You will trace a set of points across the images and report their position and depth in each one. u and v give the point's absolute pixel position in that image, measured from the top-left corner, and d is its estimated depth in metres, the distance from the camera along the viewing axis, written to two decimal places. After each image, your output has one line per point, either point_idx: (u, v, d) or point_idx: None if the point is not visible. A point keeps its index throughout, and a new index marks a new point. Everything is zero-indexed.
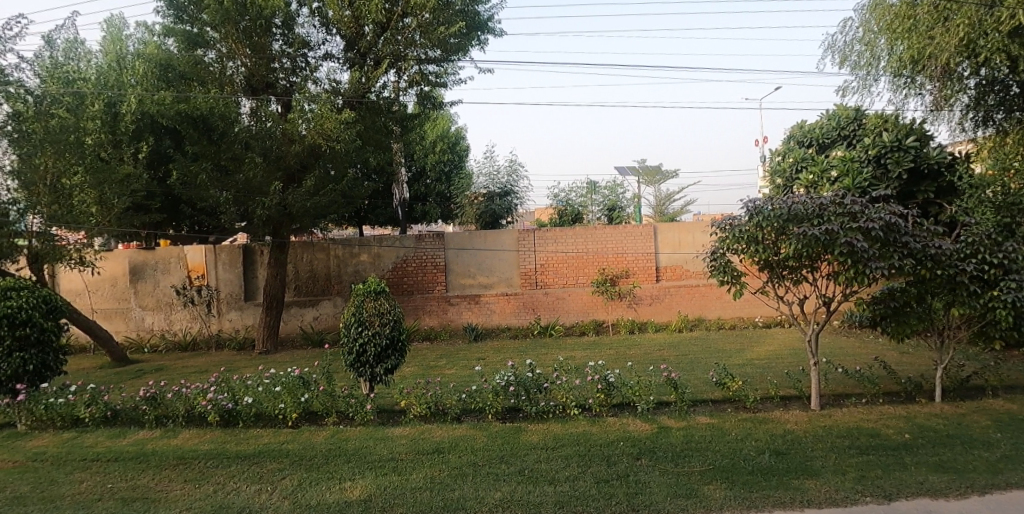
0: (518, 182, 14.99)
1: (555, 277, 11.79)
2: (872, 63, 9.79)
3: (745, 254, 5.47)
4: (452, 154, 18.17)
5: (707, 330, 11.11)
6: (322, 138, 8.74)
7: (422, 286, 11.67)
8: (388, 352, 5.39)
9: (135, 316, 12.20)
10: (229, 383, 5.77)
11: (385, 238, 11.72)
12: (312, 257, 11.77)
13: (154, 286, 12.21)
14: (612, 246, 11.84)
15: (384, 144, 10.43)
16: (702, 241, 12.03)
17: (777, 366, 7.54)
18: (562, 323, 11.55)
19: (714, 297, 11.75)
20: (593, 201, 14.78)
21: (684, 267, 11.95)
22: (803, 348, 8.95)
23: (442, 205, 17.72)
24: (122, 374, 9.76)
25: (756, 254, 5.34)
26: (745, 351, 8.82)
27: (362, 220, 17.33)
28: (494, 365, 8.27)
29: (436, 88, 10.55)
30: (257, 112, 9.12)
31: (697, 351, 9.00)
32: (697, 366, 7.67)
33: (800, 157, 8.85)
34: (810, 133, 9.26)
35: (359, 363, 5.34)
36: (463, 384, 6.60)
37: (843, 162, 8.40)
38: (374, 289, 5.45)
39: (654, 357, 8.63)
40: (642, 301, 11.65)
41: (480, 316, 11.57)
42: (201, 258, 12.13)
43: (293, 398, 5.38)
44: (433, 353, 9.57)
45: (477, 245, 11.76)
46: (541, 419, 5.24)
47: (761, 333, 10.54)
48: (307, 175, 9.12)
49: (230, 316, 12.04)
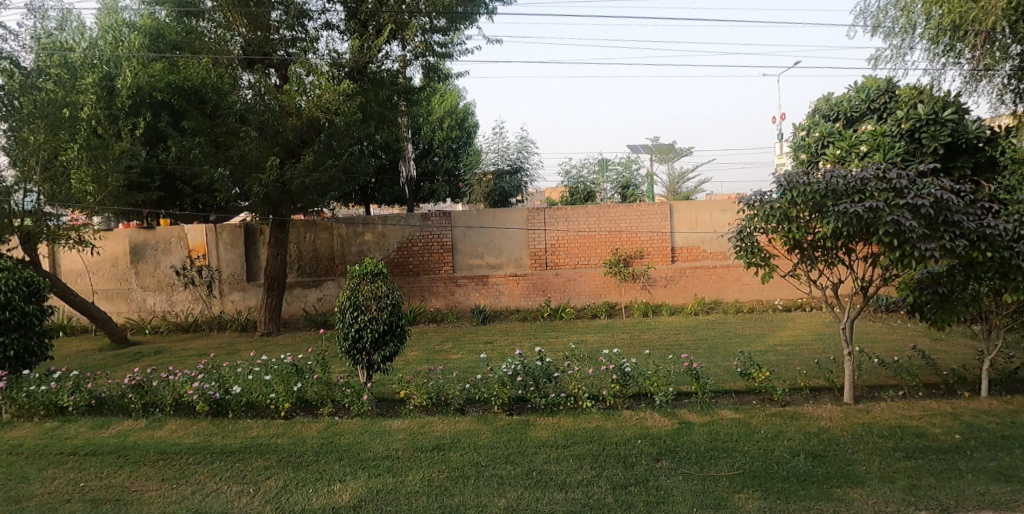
0: (528, 159, 14.51)
1: (567, 258, 11.35)
2: (907, 30, 9.17)
3: (776, 233, 5.01)
4: (462, 130, 17.69)
5: (725, 313, 10.66)
6: (321, 110, 8.31)
7: (429, 267, 11.28)
8: (388, 338, 4.99)
9: (136, 296, 11.91)
10: (218, 370, 5.41)
11: (390, 217, 11.31)
12: (315, 236, 11.40)
13: (154, 266, 11.90)
14: (626, 225, 11.38)
15: (388, 118, 10.02)
16: (719, 220, 11.53)
17: (803, 353, 7.11)
18: (573, 305, 11.14)
19: (732, 278, 11.29)
20: (606, 178, 14.26)
21: (700, 247, 11.48)
22: (828, 334, 8.49)
23: (450, 183, 17.27)
24: (120, 356, 9.46)
25: (788, 233, 4.89)
26: (766, 336, 8.38)
27: (368, 199, 16.95)
28: (502, 351, 7.88)
29: (442, 59, 10.07)
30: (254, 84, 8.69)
31: (716, 336, 8.56)
32: (717, 354, 7.24)
33: (827, 132, 8.03)
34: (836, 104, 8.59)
35: (356, 350, 4.95)
36: (468, 371, 6.23)
37: (873, 136, 7.85)
38: (372, 271, 5.03)
39: (670, 342, 8.20)
40: (656, 283, 11.20)
41: (489, 298, 11.18)
42: (202, 237, 11.80)
43: (286, 387, 5.02)
44: (438, 336, 9.22)
45: (485, 224, 11.34)
46: (551, 412, 4.83)
47: (781, 317, 10.08)
48: (307, 150, 8.69)
49: (232, 297, 11.73)
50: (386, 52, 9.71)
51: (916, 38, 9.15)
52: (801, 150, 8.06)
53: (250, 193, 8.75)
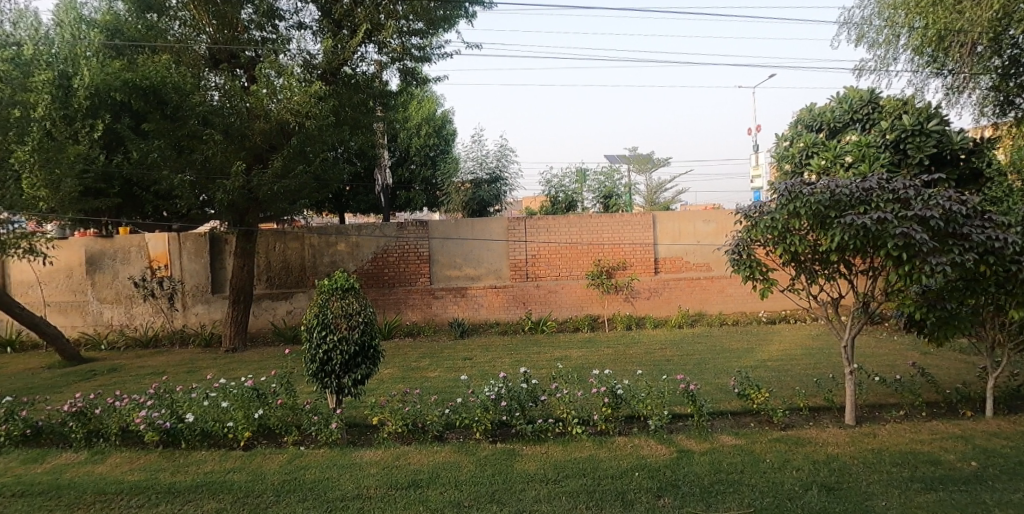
0: (507, 168, 14.16)
1: (548, 269, 11.00)
2: (892, 40, 8.96)
3: (775, 245, 4.72)
4: (440, 138, 17.30)
5: (709, 326, 10.41)
6: (291, 113, 7.87)
7: (404, 278, 10.84)
8: (358, 359, 4.56)
9: (93, 309, 11.29)
10: (170, 396, 4.96)
11: (364, 226, 10.86)
12: (285, 246, 10.89)
13: (113, 278, 11.28)
14: (608, 235, 11.08)
15: (363, 123, 9.63)
16: (703, 231, 11.29)
17: (795, 370, 6.85)
18: (554, 318, 10.80)
19: (716, 290, 11.05)
20: (587, 187, 13.97)
21: (684, 258, 11.23)
22: (817, 348, 8.26)
23: (427, 191, 16.86)
24: (71, 375, 8.85)
25: (789, 246, 4.59)
26: (754, 351, 8.12)
27: (342, 208, 16.48)
28: (482, 368, 7.48)
29: (420, 63, 9.69)
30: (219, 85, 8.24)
31: (703, 351, 8.28)
32: (706, 372, 6.95)
33: (811, 142, 7.69)
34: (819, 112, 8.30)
35: (323, 373, 4.53)
36: (447, 392, 5.83)
37: (857, 147, 7.28)
38: (340, 285, 4.59)
39: (656, 358, 7.90)
40: (639, 295, 10.92)
41: (467, 310, 10.78)
42: (164, 247, 11.22)
43: (245, 414, 4.60)
44: (415, 351, 8.79)
45: (463, 234, 10.95)
46: (538, 440, 4.44)
47: (767, 330, 9.85)
48: (275, 154, 8.23)
49: (196, 310, 11.18)
50: (362, 55, 9.36)
51: (901, 48, 8.95)
52: (788, 161, 7.85)
53: (213, 201, 8.25)
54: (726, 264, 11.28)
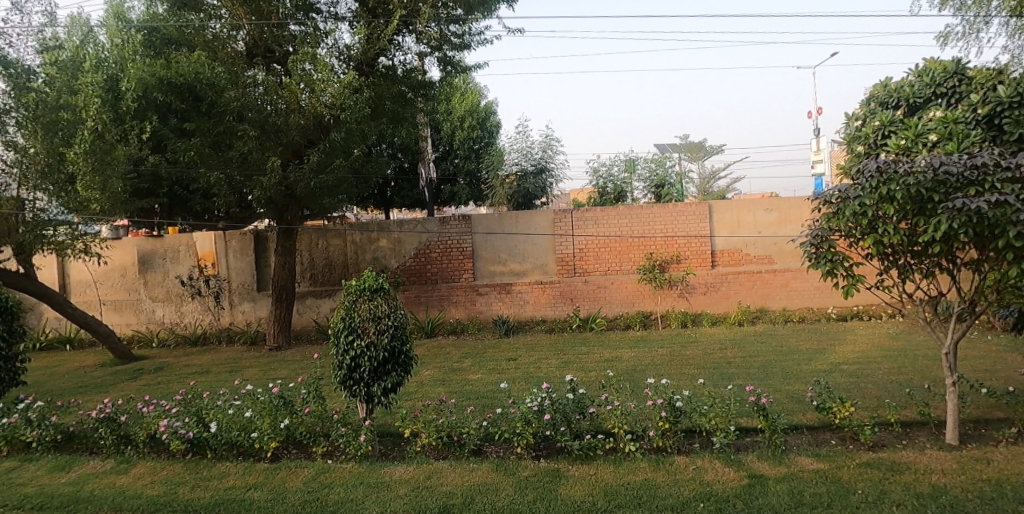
0: (554, 159, 13.66)
1: (597, 263, 10.47)
2: (982, 1, 8.21)
3: (863, 235, 4.18)
4: (484, 130, 16.89)
5: (772, 324, 9.71)
6: (327, 105, 7.58)
7: (448, 274, 10.50)
8: (390, 366, 4.18)
9: (145, 307, 11.34)
10: (197, 403, 4.67)
11: (407, 222, 10.56)
12: (327, 243, 10.69)
13: (163, 276, 11.31)
14: (662, 227, 10.48)
15: (401, 115, 9.30)
16: (764, 221, 10.55)
17: (875, 376, 6.17)
18: (604, 315, 10.27)
19: (779, 285, 10.33)
20: (638, 177, 13.34)
21: (743, 250, 10.52)
22: (897, 350, 7.49)
23: (472, 185, 16.49)
24: (118, 373, 8.81)
25: (881, 234, 4.06)
26: (826, 353, 7.41)
27: (387, 203, 16.30)
28: (526, 370, 7.03)
29: (460, 52, 9.29)
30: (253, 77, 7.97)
31: (769, 352, 7.60)
32: (774, 378, 6.30)
33: (888, 118, 6.48)
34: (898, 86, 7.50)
35: (352, 380, 4.17)
36: (489, 400, 5.43)
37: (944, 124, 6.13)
38: (367, 286, 4.20)
39: (717, 360, 7.27)
40: (695, 290, 10.28)
41: (513, 307, 10.36)
42: (210, 245, 11.17)
43: (272, 424, 4.26)
44: (459, 351, 8.43)
45: (507, 229, 10.54)
46: (587, 458, 3.98)
47: (838, 329, 9.09)
48: (311, 149, 7.96)
49: (243, 308, 11.11)
50: (399, 44, 9.03)
51: (994, 10, 8.17)
52: (859, 142, 6.65)
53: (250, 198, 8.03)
54: (790, 257, 10.53)
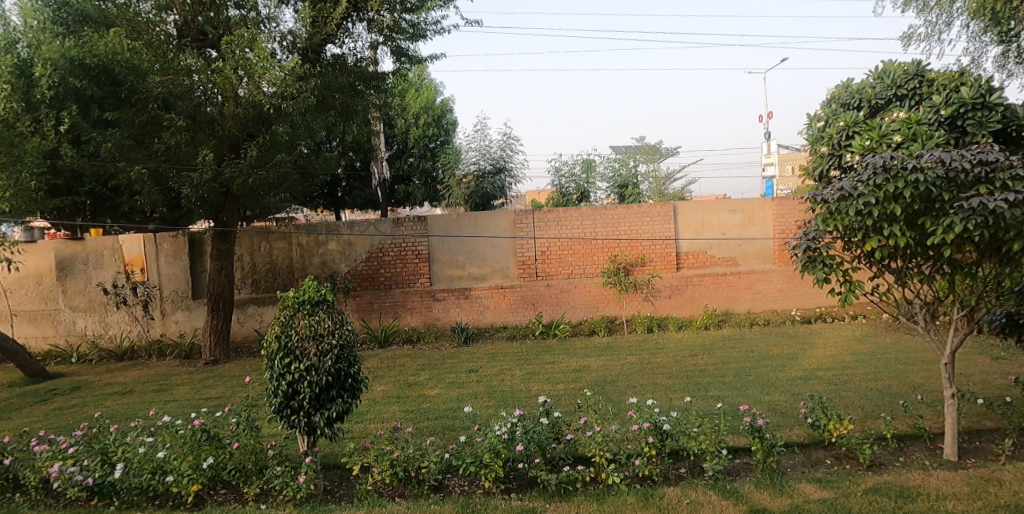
0: (512, 158, 13.17)
1: (559, 267, 10.01)
2: (945, 3, 8.06)
3: (864, 237, 3.79)
4: (440, 128, 16.29)
5: (738, 328, 9.45)
6: (266, 95, 6.90)
7: (402, 279, 9.88)
8: (334, 393, 3.59)
9: (64, 318, 10.34)
10: (103, 439, 4.00)
11: (357, 223, 9.87)
12: (271, 246, 9.91)
13: (85, 284, 10.33)
14: (625, 228, 10.10)
15: (351, 108, 8.65)
16: (728, 222, 10.29)
17: (855, 385, 5.88)
18: (567, 321, 9.82)
19: (744, 287, 10.10)
20: (601, 176, 12.94)
21: (708, 252, 10.24)
22: (870, 354, 7.26)
23: (427, 185, 15.87)
24: (29, 394, 7.87)
25: (883, 237, 3.69)
26: (799, 358, 7.11)
27: (337, 204, 15.52)
28: (489, 384, 6.49)
29: (414, 42, 8.70)
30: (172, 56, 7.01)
31: (741, 358, 7.26)
32: (752, 388, 5.93)
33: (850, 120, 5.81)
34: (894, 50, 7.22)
35: (290, 409, 3.57)
36: (449, 423, 4.89)
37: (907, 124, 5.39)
38: (308, 299, 3.59)
39: (690, 368, 6.87)
40: (660, 294, 9.94)
41: (471, 313, 9.81)
42: (139, 249, 10.27)
43: (192, 464, 3.67)
44: (414, 362, 7.85)
45: (465, 230, 9.97)
46: (565, 495, 3.48)
47: (806, 333, 8.88)
48: (250, 144, 7.25)
49: (176, 318, 10.26)
50: (349, 31, 8.40)
51: (957, 12, 8.04)
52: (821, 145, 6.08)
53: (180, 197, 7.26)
54: (754, 258, 10.33)
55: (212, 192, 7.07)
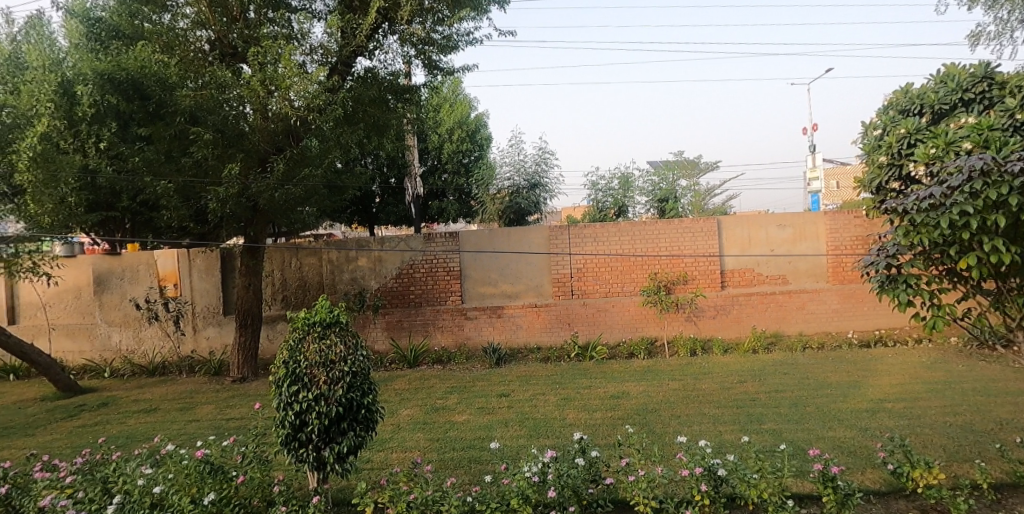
0: (548, 173, 12.81)
1: (596, 284, 9.54)
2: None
3: (961, 254, 3.42)
4: (474, 143, 16.07)
5: (789, 351, 8.86)
6: (292, 107, 6.68)
7: (433, 297, 9.56)
8: (344, 425, 3.22)
9: (100, 333, 10.29)
10: (105, 469, 3.69)
11: (388, 239, 9.62)
12: (302, 261, 9.70)
13: (119, 299, 10.28)
14: (666, 244, 9.61)
15: (381, 121, 8.41)
16: (777, 238, 9.71)
17: (928, 422, 5.29)
18: (605, 342, 9.35)
19: (794, 307, 9.51)
20: (640, 190, 12.47)
21: (755, 270, 9.68)
22: (941, 384, 6.61)
23: (462, 201, 15.63)
24: (56, 411, 7.73)
25: (983, 252, 3.31)
26: (860, 388, 6.52)
27: (370, 219, 15.37)
28: (521, 410, 6.08)
29: (446, 54, 8.44)
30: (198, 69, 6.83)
31: (795, 387, 6.69)
32: (811, 422, 5.37)
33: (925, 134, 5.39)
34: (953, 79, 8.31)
35: (297, 442, 3.22)
36: (478, 458, 4.49)
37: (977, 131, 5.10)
38: (318, 321, 3.25)
39: (739, 396, 6.34)
40: (704, 313, 9.42)
41: (504, 333, 9.43)
42: (172, 264, 10.18)
43: (192, 500, 3.33)
44: (444, 384, 7.48)
45: (498, 246, 9.61)
46: None
47: (864, 358, 8.23)
48: (276, 157, 7.03)
49: (207, 334, 10.12)
50: (379, 43, 8.17)
51: None
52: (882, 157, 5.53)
53: (207, 212, 7.08)
54: (805, 277, 9.74)
55: (238, 207, 6.86)
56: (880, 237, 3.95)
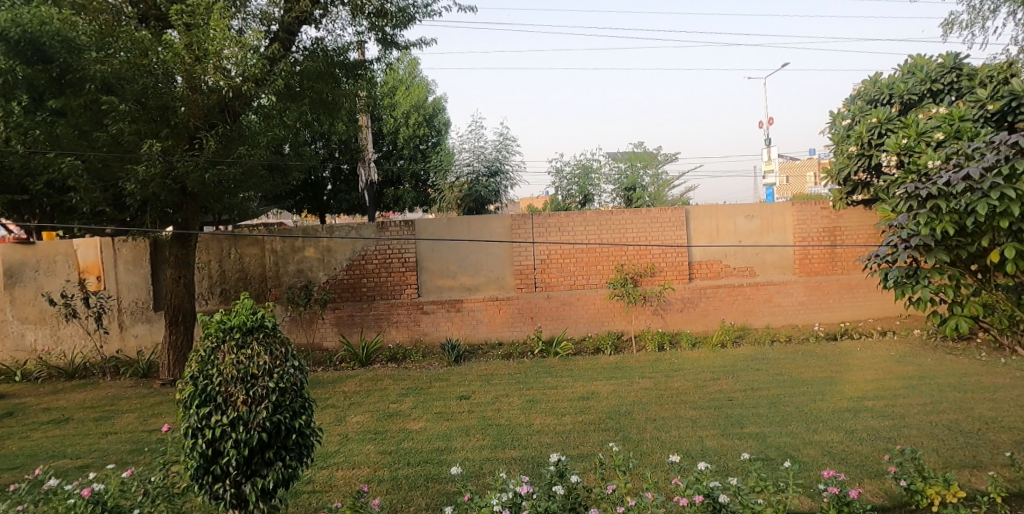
0: (509, 159, 12.25)
1: (560, 276, 9.05)
2: None
3: (995, 246, 3.10)
4: (431, 129, 15.40)
5: (757, 345, 8.57)
6: (226, 77, 6.00)
7: (386, 290, 8.91)
8: (270, 455, 2.65)
9: (13, 331, 9.24)
10: None
11: (338, 227, 8.91)
12: (242, 252, 8.89)
13: (35, 293, 9.26)
14: (633, 234, 9.19)
15: (328, 98, 7.70)
16: (745, 228, 9.41)
17: (915, 422, 4.98)
18: (569, 337, 8.91)
19: (762, 300, 9.27)
20: (604, 178, 12.05)
21: (723, 262, 9.34)
22: (918, 380, 6.37)
23: (418, 189, 14.96)
24: None
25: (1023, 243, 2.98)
26: (837, 385, 6.21)
27: (321, 208, 14.55)
28: (482, 415, 5.53)
29: (400, 27, 7.78)
30: (113, 30, 5.99)
31: (771, 384, 6.32)
32: (795, 425, 4.98)
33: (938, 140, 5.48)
34: (919, 71, 8.31)
35: (211, 475, 2.63)
36: (435, 481, 3.95)
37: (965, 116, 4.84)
38: (236, 327, 2.65)
39: (714, 396, 5.92)
40: (671, 307, 9.07)
41: (463, 328, 8.89)
42: (94, 255, 9.27)
43: None
44: (398, 385, 6.88)
45: (457, 236, 9.03)
46: None
47: (835, 352, 7.98)
48: (205, 133, 6.29)
49: (136, 331, 9.27)
50: (326, 11, 7.45)
51: None
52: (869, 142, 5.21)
53: (126, 196, 6.29)
54: (773, 269, 9.48)
55: (162, 189, 6.10)
56: (893, 225, 3.55)
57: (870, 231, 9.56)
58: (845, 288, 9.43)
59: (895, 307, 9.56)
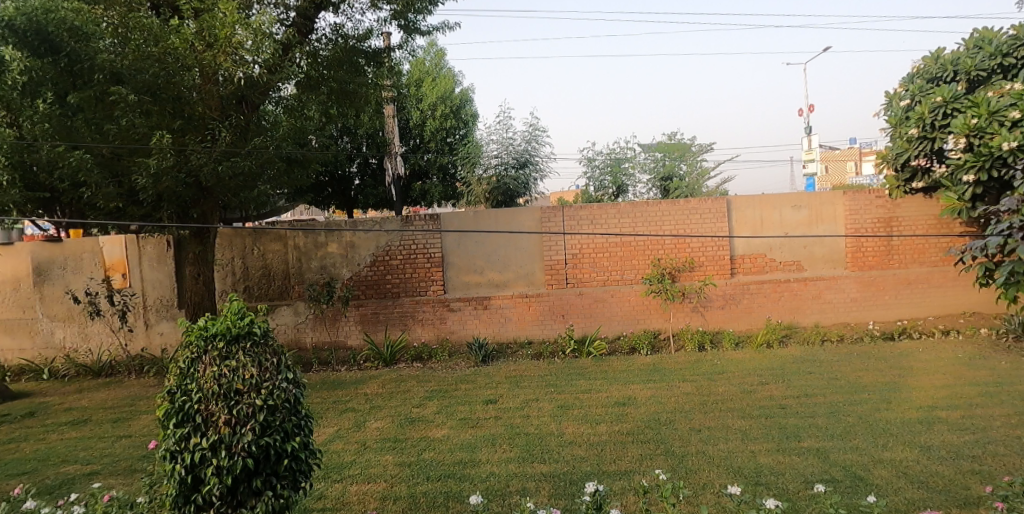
0: (539, 151, 11.80)
1: (593, 272, 8.58)
2: None
3: None
4: (460, 120, 15.04)
5: (806, 346, 7.99)
6: (240, 64, 5.69)
7: (412, 286, 8.57)
8: (258, 484, 2.28)
9: (42, 328, 9.15)
10: None
11: (362, 221, 8.59)
12: (265, 247, 8.62)
13: (62, 290, 9.14)
14: (670, 226, 8.68)
15: (349, 87, 7.35)
16: (792, 220, 8.82)
17: (1000, 440, 4.42)
18: (603, 336, 8.46)
19: (810, 296, 8.68)
20: (640, 169, 11.53)
21: (768, 255, 8.75)
22: (994, 387, 5.77)
23: (447, 182, 14.62)
24: None
25: None
26: (902, 393, 5.65)
27: (348, 202, 14.30)
28: (511, 422, 5.13)
29: (424, 10, 7.39)
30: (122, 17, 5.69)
31: (826, 391, 5.78)
32: (860, 440, 4.46)
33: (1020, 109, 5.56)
34: (987, 46, 7.64)
35: (191, 505, 2.28)
36: (458, 506, 3.56)
37: None
38: (218, 335, 2.27)
39: (764, 403, 5.41)
40: (711, 304, 8.55)
41: (492, 326, 8.50)
42: (120, 252, 9.11)
43: None
44: (423, 388, 6.52)
45: (485, 229, 8.62)
46: None
47: (894, 354, 7.36)
48: (218, 124, 5.96)
49: (161, 329, 9.10)
50: None
51: None
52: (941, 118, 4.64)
53: (140, 190, 6.02)
54: (822, 262, 8.85)
55: (175, 182, 5.81)
56: None
57: (930, 222, 8.87)
58: (901, 283, 8.77)
59: (955, 304, 8.88)
